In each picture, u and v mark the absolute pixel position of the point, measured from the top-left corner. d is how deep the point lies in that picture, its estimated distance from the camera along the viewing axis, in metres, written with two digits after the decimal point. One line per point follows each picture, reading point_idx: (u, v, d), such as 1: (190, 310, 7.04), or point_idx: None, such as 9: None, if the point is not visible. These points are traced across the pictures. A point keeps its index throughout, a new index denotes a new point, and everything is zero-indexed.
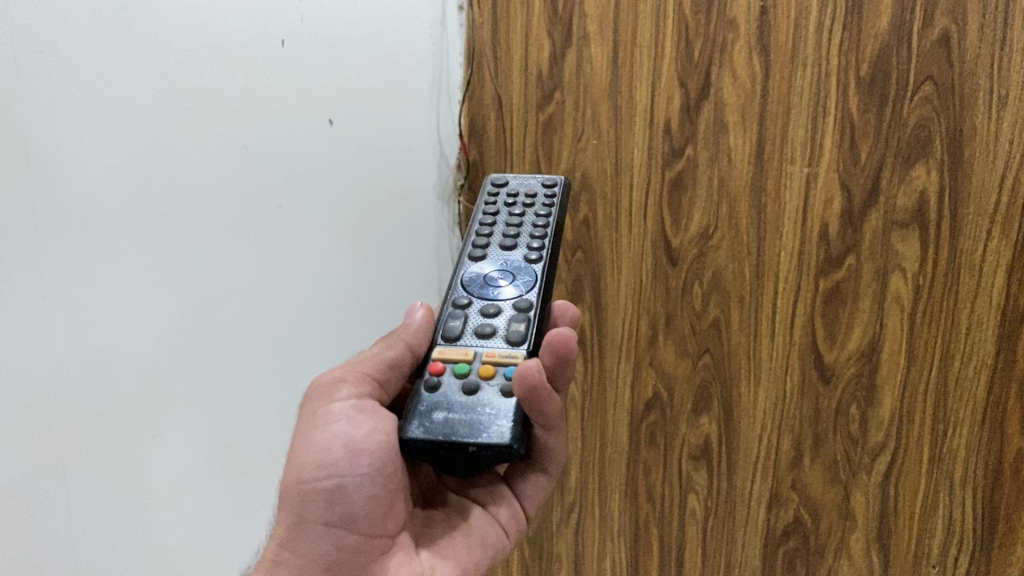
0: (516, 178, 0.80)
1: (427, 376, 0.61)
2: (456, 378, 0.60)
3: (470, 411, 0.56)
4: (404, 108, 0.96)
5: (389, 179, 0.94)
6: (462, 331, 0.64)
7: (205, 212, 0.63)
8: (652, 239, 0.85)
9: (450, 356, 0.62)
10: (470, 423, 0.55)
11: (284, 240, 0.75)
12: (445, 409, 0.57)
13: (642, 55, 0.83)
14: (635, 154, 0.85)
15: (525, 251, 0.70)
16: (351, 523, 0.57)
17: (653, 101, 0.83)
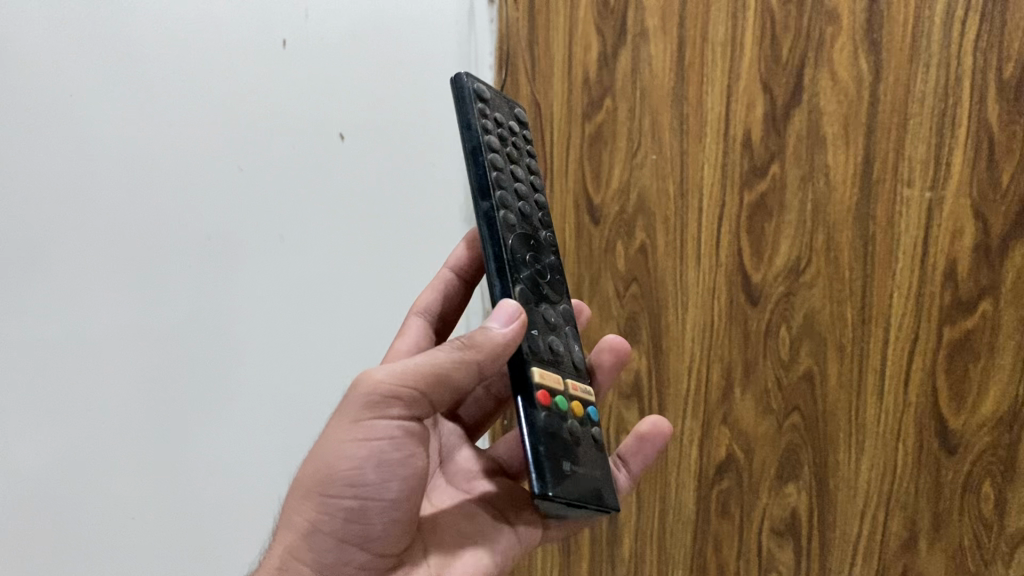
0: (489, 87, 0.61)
1: (540, 405, 0.48)
2: (564, 415, 0.50)
3: (582, 459, 0.49)
4: (429, 115, 0.84)
5: (412, 197, 0.81)
6: (544, 343, 0.52)
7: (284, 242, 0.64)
8: (730, 274, 0.71)
9: (550, 382, 0.50)
10: (587, 479, 0.49)
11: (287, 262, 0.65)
12: (566, 453, 0.48)
13: (716, 54, 0.69)
14: (704, 171, 0.72)
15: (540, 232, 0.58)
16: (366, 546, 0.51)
17: (727, 109, 0.70)
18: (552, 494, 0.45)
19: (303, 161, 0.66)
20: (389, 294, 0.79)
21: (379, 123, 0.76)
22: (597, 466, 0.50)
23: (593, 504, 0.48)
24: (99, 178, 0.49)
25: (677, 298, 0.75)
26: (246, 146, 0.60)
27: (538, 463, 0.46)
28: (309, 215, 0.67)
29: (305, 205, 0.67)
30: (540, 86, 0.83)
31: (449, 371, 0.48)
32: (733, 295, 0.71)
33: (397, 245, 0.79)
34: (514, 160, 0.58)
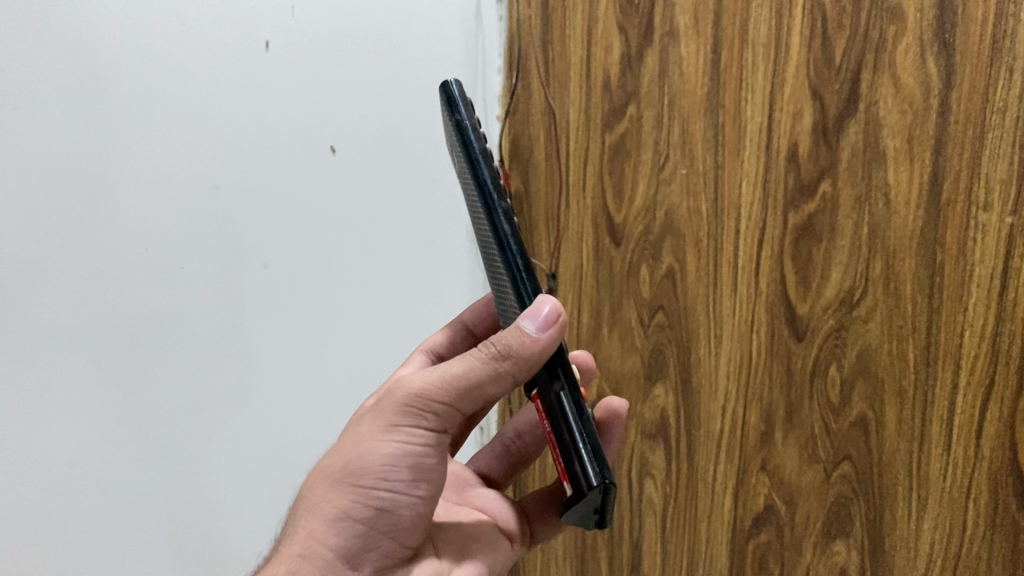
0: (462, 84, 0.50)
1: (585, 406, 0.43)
2: None
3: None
4: (430, 128, 0.75)
5: (409, 218, 0.74)
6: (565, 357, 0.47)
7: (246, 246, 0.60)
8: (776, 304, 0.63)
9: None
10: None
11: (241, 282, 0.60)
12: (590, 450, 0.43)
13: (759, 56, 0.61)
14: (742, 189, 0.63)
15: None
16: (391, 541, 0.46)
17: (769, 119, 0.61)
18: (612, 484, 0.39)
19: (278, 182, 0.62)
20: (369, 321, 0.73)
21: (370, 140, 0.69)
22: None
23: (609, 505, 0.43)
24: (79, 181, 0.49)
25: (709, 328, 0.67)
26: (224, 167, 0.58)
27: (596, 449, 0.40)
28: (292, 236, 0.63)
29: (285, 228, 0.63)
30: (557, 91, 0.74)
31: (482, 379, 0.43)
32: (777, 328, 0.63)
33: (389, 268, 0.73)
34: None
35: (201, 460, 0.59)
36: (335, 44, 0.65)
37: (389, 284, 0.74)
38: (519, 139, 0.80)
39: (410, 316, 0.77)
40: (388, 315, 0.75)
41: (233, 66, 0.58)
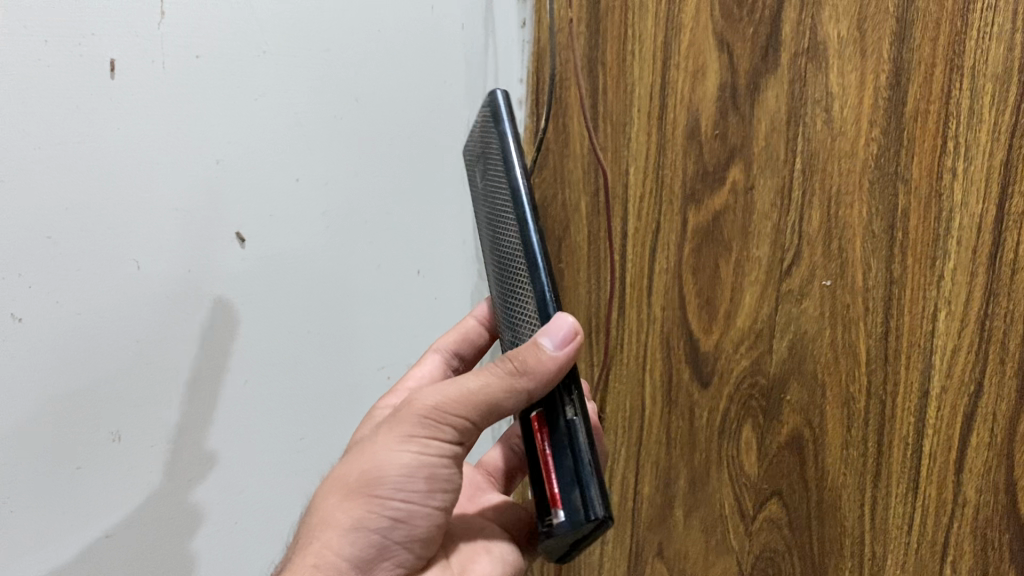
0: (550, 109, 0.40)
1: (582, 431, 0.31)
2: None
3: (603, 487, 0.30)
4: (410, 207, 0.47)
5: (372, 347, 0.46)
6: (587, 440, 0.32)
7: (138, 351, 0.34)
8: (996, 527, 0.36)
9: None
10: None
11: (143, 383, 0.35)
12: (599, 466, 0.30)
13: (983, 97, 0.34)
14: (940, 326, 0.36)
15: None
16: (406, 552, 0.32)
17: (1000, 209, 0.34)
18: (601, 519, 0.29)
19: (166, 299, 0.35)
20: (247, 528, 0.41)
21: (308, 225, 0.41)
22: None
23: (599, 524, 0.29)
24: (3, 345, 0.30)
25: (862, 544, 0.40)
26: (97, 287, 0.33)
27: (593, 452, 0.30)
28: (220, 358, 0.38)
29: (224, 338, 0.38)
30: (609, 137, 0.48)
31: (511, 406, 0.30)
32: (997, 567, 0.36)
33: (305, 434, 0.44)
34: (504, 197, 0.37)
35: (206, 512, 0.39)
36: (236, 43, 0.37)
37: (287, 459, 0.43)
38: (549, 207, 0.54)
39: None
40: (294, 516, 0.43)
41: (67, 114, 0.31)
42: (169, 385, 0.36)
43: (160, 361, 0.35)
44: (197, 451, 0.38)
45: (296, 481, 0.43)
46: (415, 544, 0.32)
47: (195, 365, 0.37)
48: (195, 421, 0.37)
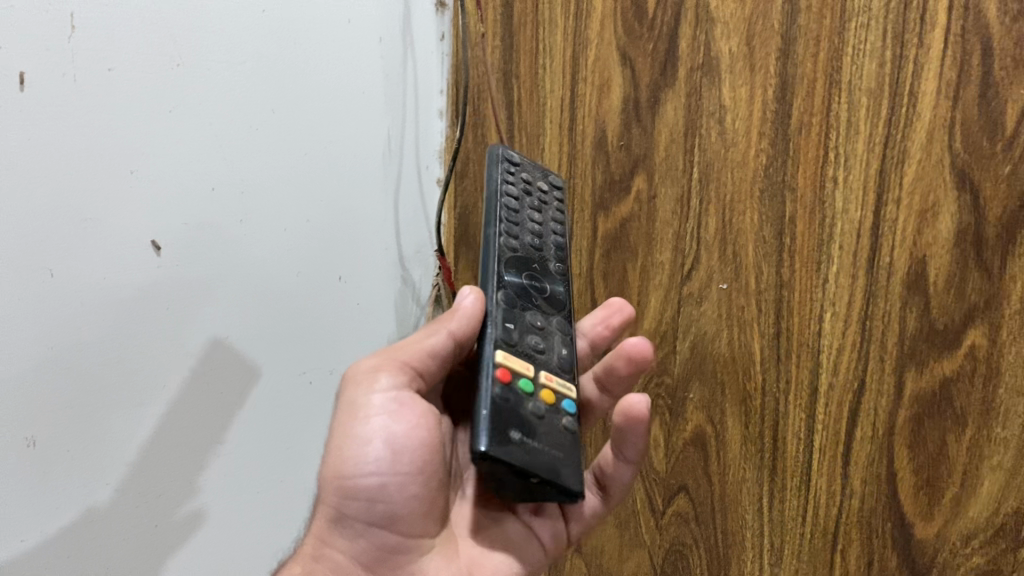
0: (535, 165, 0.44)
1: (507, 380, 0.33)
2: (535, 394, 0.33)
3: (538, 440, 0.31)
4: (329, 215, 0.48)
5: (292, 353, 0.47)
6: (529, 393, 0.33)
7: (52, 347, 0.34)
8: (879, 516, 0.38)
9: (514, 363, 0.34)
10: (536, 459, 0.30)
11: (57, 375, 0.34)
12: (508, 429, 0.30)
13: (860, 110, 0.36)
14: (824, 326, 0.38)
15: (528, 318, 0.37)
16: (393, 533, 0.35)
17: (876, 217, 0.36)
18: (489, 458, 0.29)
19: (83, 297, 0.35)
20: (169, 537, 0.41)
21: (224, 232, 0.42)
22: (567, 448, 0.32)
23: (552, 484, 0.30)
24: None
25: (762, 536, 0.42)
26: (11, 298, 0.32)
27: (489, 422, 0.30)
28: (140, 342, 0.38)
29: (136, 342, 0.38)
30: (523, 149, 0.50)
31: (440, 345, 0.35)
32: (881, 553, 0.38)
33: (226, 438, 0.43)
34: (532, 209, 0.41)
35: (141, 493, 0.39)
36: (149, 59, 0.37)
37: (211, 466, 0.43)
38: (470, 216, 0.55)
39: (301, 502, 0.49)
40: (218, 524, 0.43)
41: None
42: (84, 390, 0.35)
43: (76, 351, 0.35)
44: (124, 434, 0.38)
45: (223, 484, 0.44)
46: (403, 524, 0.35)
47: (112, 348, 0.37)
48: (116, 409, 0.37)
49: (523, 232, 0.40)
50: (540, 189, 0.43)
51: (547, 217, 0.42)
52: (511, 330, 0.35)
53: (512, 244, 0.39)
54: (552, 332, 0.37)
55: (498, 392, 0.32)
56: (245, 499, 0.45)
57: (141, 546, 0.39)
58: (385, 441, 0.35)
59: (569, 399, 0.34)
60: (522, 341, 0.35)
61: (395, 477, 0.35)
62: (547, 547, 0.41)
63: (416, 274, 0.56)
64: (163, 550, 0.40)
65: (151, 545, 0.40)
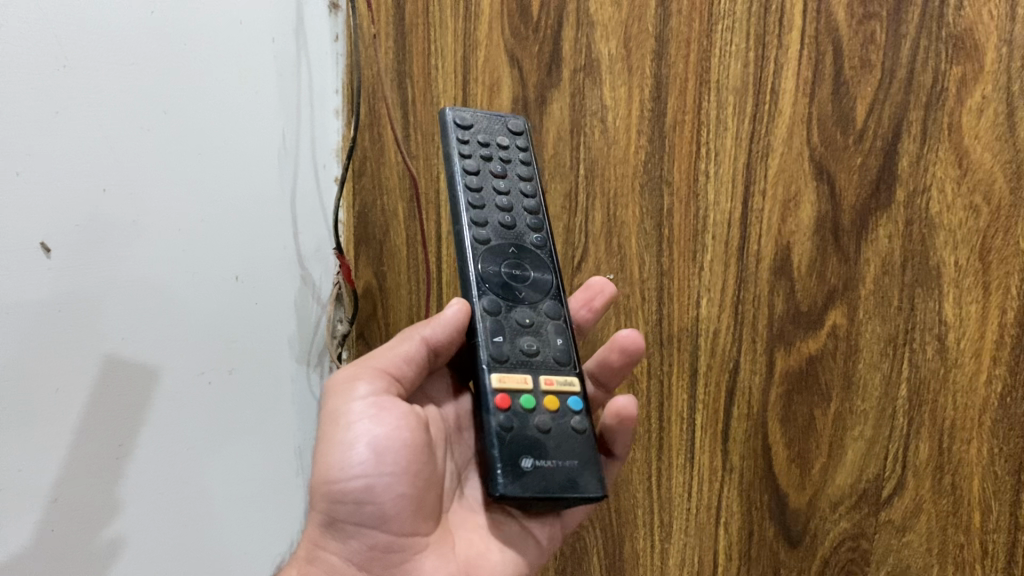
0: (483, 117, 0.43)
1: (507, 407, 0.35)
2: (537, 412, 0.35)
3: (548, 459, 0.34)
4: (223, 216, 0.48)
5: (190, 352, 0.47)
6: (529, 413, 0.35)
7: None
8: (757, 489, 0.41)
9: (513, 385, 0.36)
10: (556, 479, 0.33)
11: None
12: (519, 459, 0.34)
13: (727, 108, 0.38)
14: (701, 309, 0.41)
15: (515, 318, 0.38)
16: (385, 533, 0.35)
17: (745, 207, 0.39)
18: (507, 496, 0.32)
19: None
20: (60, 543, 0.39)
21: (119, 234, 0.42)
22: (580, 453, 0.35)
23: (577, 498, 0.33)
24: None
25: (652, 513, 0.45)
26: None
27: (501, 461, 0.33)
28: (27, 337, 0.37)
29: (20, 337, 0.37)
30: (419, 146, 0.51)
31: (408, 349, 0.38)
32: (760, 524, 0.41)
33: (124, 440, 0.43)
34: (497, 180, 0.41)
35: (33, 490, 0.38)
36: (32, 57, 0.37)
37: (108, 464, 0.42)
38: (369, 213, 0.56)
39: (209, 502, 0.49)
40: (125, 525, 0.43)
41: None
42: None
43: None
44: (13, 430, 0.36)
45: (127, 486, 0.43)
46: (392, 523, 0.35)
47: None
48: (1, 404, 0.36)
49: (491, 212, 0.40)
50: (499, 146, 0.42)
51: (511, 176, 0.42)
52: (500, 342, 0.37)
53: (484, 232, 0.40)
54: (541, 324, 0.38)
55: (501, 422, 0.34)
56: (154, 501, 0.45)
57: (38, 548, 0.38)
58: (367, 445, 0.35)
59: (573, 396, 0.37)
60: (512, 348, 0.37)
61: (380, 477, 0.35)
62: (545, 545, 0.40)
63: (316, 273, 0.57)
64: (63, 550, 0.39)
65: (48, 545, 0.39)
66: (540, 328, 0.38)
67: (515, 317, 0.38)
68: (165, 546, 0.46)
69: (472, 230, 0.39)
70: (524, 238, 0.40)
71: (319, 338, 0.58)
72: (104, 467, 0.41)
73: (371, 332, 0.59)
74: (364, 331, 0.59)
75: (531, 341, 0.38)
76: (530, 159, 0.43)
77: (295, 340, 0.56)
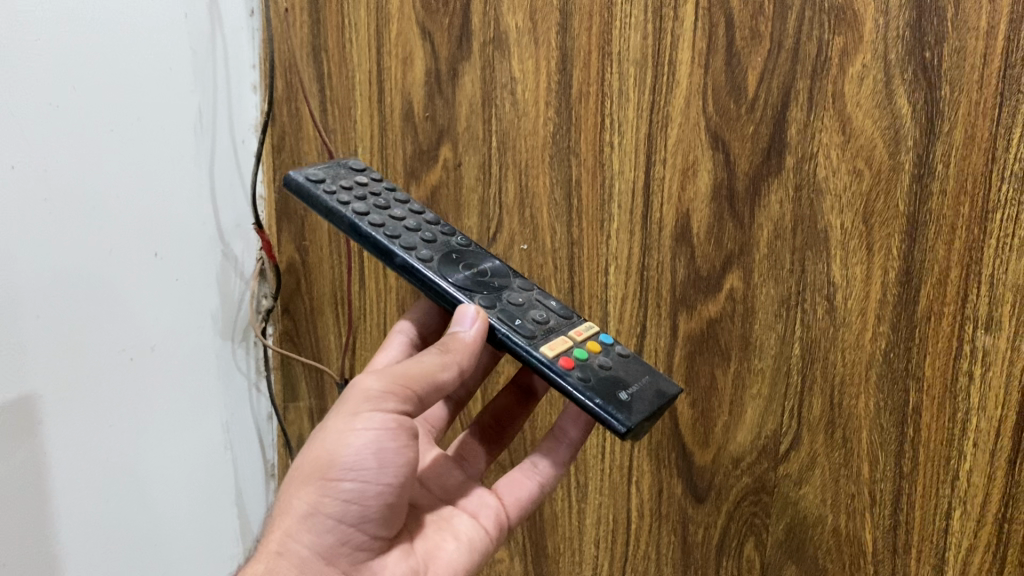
0: (324, 168, 0.40)
1: (570, 362, 0.35)
2: (589, 359, 0.36)
3: (633, 382, 0.34)
4: (139, 192, 0.48)
5: (109, 328, 0.47)
6: (583, 360, 0.35)
7: None
8: (665, 447, 0.43)
9: (558, 345, 0.36)
10: (649, 394, 0.34)
11: None
12: (614, 393, 0.34)
13: (629, 80, 0.39)
14: (609, 277, 0.43)
15: (508, 306, 0.37)
16: (361, 532, 0.34)
17: (647, 175, 0.40)
18: (638, 426, 0.32)
19: None
20: None
21: (28, 214, 0.41)
22: (641, 372, 0.36)
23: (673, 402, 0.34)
24: None
25: (569, 476, 0.47)
26: None
27: (608, 404, 0.33)
28: None
29: None
30: (336, 121, 0.51)
31: (444, 378, 0.34)
32: (668, 481, 0.43)
33: (42, 419, 0.43)
34: (385, 211, 0.39)
35: None
36: None
37: (25, 443, 0.42)
38: None
39: (137, 476, 0.50)
40: (44, 499, 0.44)
41: None
42: None
43: None
44: None
45: (45, 463, 0.43)
46: (369, 524, 0.34)
47: None
48: None
49: (406, 237, 0.38)
50: (366, 187, 0.40)
51: (397, 206, 0.40)
52: (520, 322, 0.36)
53: (421, 252, 0.37)
54: (525, 298, 0.38)
55: (578, 374, 0.34)
56: (75, 476, 0.45)
57: None
58: (374, 455, 0.33)
59: (600, 335, 0.38)
60: (531, 322, 0.37)
61: (375, 485, 0.33)
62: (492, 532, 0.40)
63: (236, 249, 0.57)
64: None
65: None
66: (525, 301, 0.38)
67: (505, 303, 0.37)
68: (95, 517, 0.47)
69: (410, 252, 0.37)
70: (450, 243, 0.39)
71: (240, 315, 0.58)
72: (20, 446, 0.42)
73: (295, 307, 0.59)
74: (288, 306, 0.60)
75: (538, 312, 0.38)
76: (391, 183, 0.42)
77: (217, 317, 0.56)
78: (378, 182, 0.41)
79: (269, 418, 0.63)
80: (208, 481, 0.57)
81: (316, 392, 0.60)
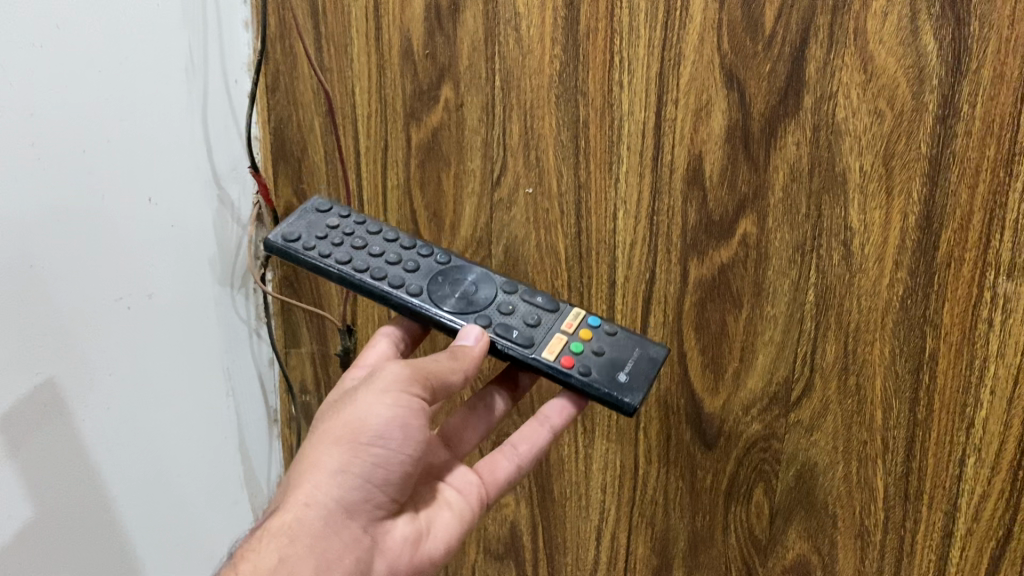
0: (296, 219, 0.40)
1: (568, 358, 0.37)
2: (584, 349, 0.37)
3: (629, 362, 0.37)
4: (131, 135, 0.46)
5: (103, 277, 0.45)
6: (576, 351, 0.37)
7: None
8: (674, 394, 0.42)
9: (553, 346, 0.37)
10: (648, 368, 0.36)
11: None
12: (615, 378, 0.36)
13: (640, 14, 0.37)
14: (617, 221, 0.42)
15: (500, 319, 0.38)
16: (382, 493, 0.33)
17: (658, 117, 0.39)
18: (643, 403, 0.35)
19: None
20: None
21: (18, 160, 0.39)
22: (633, 346, 0.38)
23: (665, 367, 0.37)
24: None
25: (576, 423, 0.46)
26: None
27: (613, 391, 0.35)
28: None
29: None
30: (331, 59, 0.49)
31: (455, 381, 0.35)
32: (676, 428, 0.43)
33: (41, 370, 0.42)
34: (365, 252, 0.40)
35: None
36: None
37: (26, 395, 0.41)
38: (285, 129, 0.55)
39: (138, 425, 0.49)
40: (47, 450, 0.43)
41: None
42: None
43: None
44: None
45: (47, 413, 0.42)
46: (390, 487, 0.33)
47: None
48: None
49: (393, 274, 0.39)
50: (341, 227, 0.40)
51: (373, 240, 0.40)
52: (512, 330, 0.38)
53: (408, 287, 0.38)
54: (512, 300, 0.39)
55: (579, 369, 0.36)
56: (76, 426, 0.45)
57: None
58: (404, 424, 0.33)
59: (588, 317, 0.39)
60: (523, 326, 0.38)
61: (400, 453, 0.33)
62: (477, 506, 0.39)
63: (231, 193, 0.55)
64: None
65: None
66: (512, 305, 0.39)
67: (497, 314, 0.38)
68: (97, 464, 0.47)
69: (398, 289, 0.38)
70: (431, 261, 0.40)
71: (238, 263, 0.57)
72: (21, 399, 0.41)
73: None
74: None
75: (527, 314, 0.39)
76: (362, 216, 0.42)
77: (214, 265, 0.55)
78: (348, 216, 0.41)
79: (271, 363, 0.62)
80: (211, 428, 0.56)
81: (319, 338, 0.60)
